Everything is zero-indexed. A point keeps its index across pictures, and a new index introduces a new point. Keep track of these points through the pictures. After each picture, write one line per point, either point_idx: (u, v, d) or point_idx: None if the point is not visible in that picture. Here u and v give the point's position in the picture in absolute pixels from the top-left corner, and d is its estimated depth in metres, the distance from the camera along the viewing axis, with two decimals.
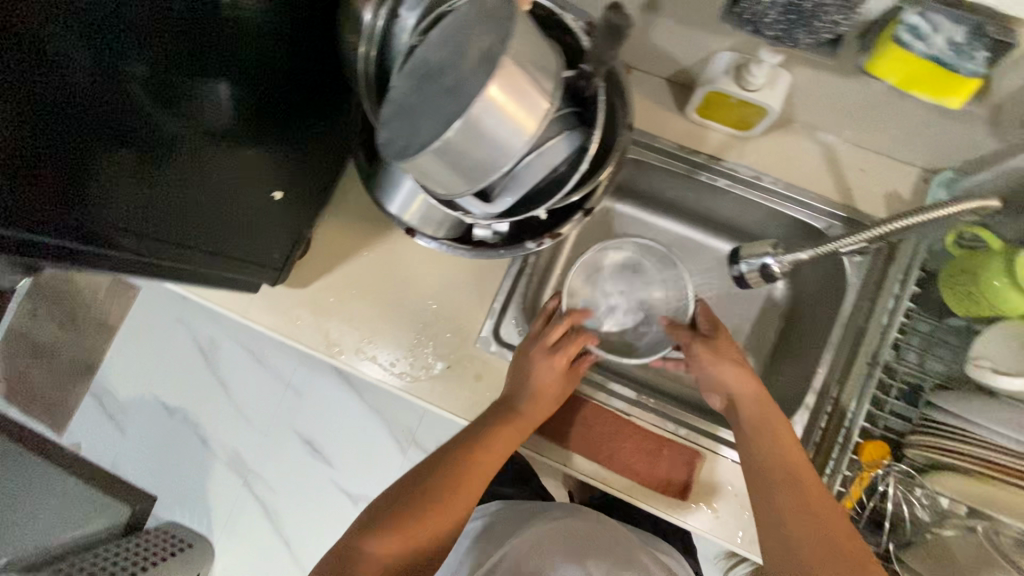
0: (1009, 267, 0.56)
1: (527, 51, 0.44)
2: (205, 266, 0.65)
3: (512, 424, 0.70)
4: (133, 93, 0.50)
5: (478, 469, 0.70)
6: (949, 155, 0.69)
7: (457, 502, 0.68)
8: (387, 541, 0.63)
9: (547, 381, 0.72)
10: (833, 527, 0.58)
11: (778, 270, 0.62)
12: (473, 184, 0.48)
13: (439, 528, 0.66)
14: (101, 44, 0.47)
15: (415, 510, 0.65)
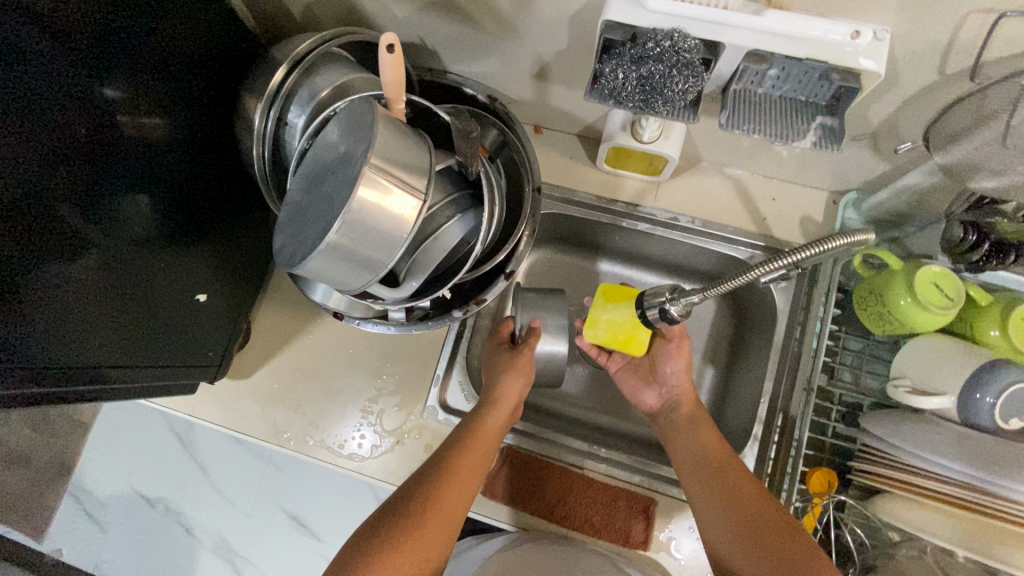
0: (909, 286, 0.58)
1: (392, 153, 0.46)
2: (146, 377, 0.64)
3: (478, 445, 0.63)
4: (66, 216, 0.50)
5: (458, 480, 0.60)
6: (848, 177, 0.71)
7: (442, 515, 0.57)
8: None
9: (511, 392, 0.70)
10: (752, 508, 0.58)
11: (677, 312, 0.59)
12: (366, 278, 0.49)
13: (428, 552, 0.54)
14: (38, 174, 0.47)
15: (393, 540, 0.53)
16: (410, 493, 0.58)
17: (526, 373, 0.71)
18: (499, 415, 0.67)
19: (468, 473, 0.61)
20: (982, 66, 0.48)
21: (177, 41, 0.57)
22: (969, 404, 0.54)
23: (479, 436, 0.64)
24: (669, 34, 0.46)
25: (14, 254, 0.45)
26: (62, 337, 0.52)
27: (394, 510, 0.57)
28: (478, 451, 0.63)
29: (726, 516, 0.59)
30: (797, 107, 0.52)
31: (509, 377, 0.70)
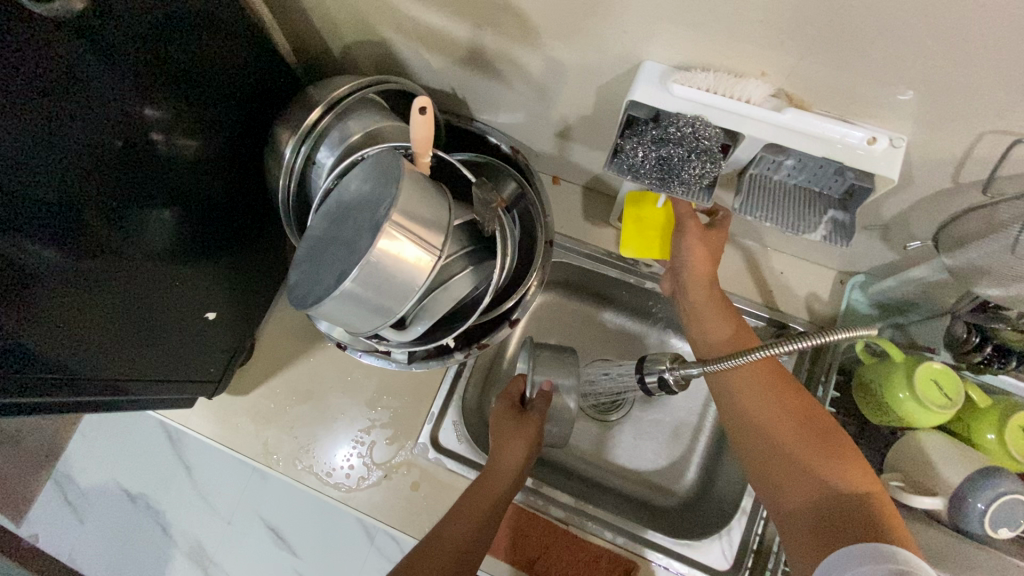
0: (908, 381, 0.58)
1: (412, 208, 0.47)
2: (146, 387, 0.64)
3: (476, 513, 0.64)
4: (96, 225, 0.51)
5: (449, 554, 0.60)
6: (857, 261, 0.72)
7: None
8: None
9: (513, 456, 0.69)
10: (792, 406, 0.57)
11: (675, 380, 0.59)
12: (373, 321, 0.50)
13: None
14: (80, 184, 0.49)
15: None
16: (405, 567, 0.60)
17: (529, 439, 0.70)
18: (500, 482, 0.67)
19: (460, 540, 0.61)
20: (994, 179, 0.48)
21: (220, 70, 0.60)
22: (960, 509, 0.53)
23: (475, 505, 0.65)
24: (691, 121, 0.48)
25: (44, 258, 0.47)
26: (77, 341, 0.53)
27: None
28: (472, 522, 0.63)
29: (766, 416, 0.57)
30: (809, 198, 0.53)
31: (510, 444, 0.69)
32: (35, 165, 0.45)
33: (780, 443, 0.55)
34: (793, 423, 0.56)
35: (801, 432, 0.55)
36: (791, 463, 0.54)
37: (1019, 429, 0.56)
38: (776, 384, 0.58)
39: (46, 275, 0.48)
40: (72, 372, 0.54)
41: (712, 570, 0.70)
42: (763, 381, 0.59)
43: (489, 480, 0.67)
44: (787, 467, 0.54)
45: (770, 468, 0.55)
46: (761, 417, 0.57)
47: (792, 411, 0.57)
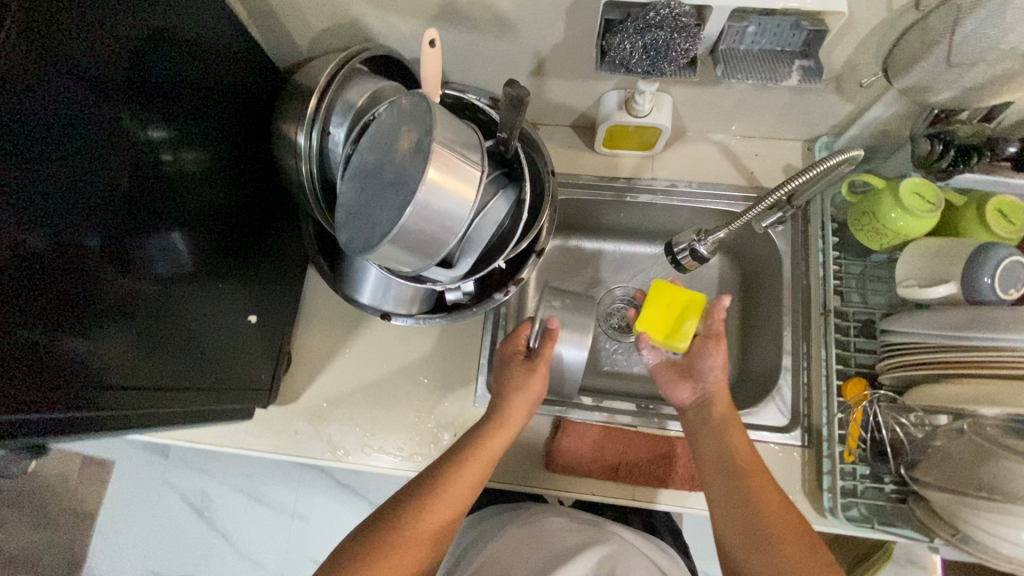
0: (898, 199, 0.66)
1: (449, 135, 0.50)
2: (202, 406, 0.65)
3: (480, 462, 0.65)
4: (116, 261, 0.52)
5: (443, 499, 0.62)
6: (818, 124, 0.81)
7: (427, 534, 0.60)
8: None
9: (515, 415, 0.69)
10: (762, 489, 0.62)
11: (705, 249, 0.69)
12: (435, 255, 0.53)
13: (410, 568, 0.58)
14: (97, 219, 0.49)
15: (365, 554, 0.57)
16: (389, 510, 0.61)
17: (536, 394, 0.71)
18: (504, 437, 0.68)
19: (464, 493, 0.63)
20: None
21: (210, 78, 0.61)
22: (973, 286, 0.61)
23: (478, 455, 0.65)
24: (666, 3, 0.53)
25: (75, 301, 0.47)
26: (115, 386, 0.52)
27: (375, 521, 0.61)
28: (476, 470, 0.64)
29: (742, 506, 0.61)
30: (776, 57, 0.60)
31: (516, 397, 0.70)
32: (49, 204, 0.44)
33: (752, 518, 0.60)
34: (771, 506, 0.60)
35: (774, 511, 0.60)
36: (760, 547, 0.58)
37: (996, 211, 0.64)
38: (760, 480, 0.62)
39: (65, 320, 0.47)
40: (131, 410, 0.54)
41: (775, 429, 0.76)
42: (752, 469, 0.63)
43: (492, 432, 0.67)
44: (759, 549, 0.59)
45: (738, 540, 0.60)
46: (733, 499, 0.62)
47: (765, 494, 0.61)
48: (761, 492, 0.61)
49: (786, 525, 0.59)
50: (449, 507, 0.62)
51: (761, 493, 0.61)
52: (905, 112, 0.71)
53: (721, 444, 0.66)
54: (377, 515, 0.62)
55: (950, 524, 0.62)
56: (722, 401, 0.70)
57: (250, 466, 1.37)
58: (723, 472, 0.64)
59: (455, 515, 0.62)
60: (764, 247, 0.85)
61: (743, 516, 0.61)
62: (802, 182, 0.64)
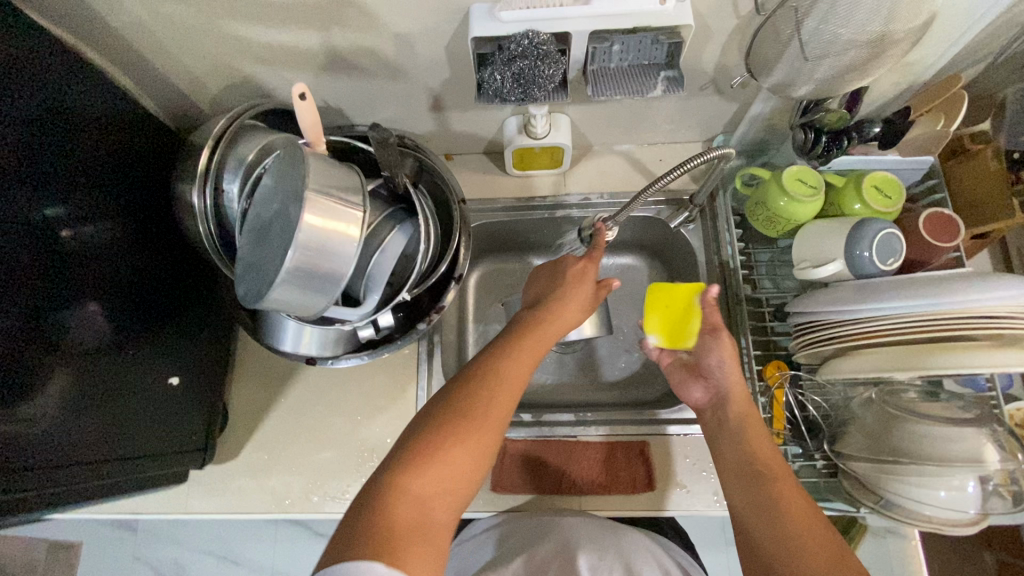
0: (782, 187, 0.69)
1: (324, 180, 0.52)
2: (126, 474, 0.64)
3: (526, 355, 0.61)
4: (17, 343, 0.51)
5: (509, 386, 0.58)
6: (712, 124, 0.85)
7: (491, 424, 0.55)
8: (432, 473, 0.51)
9: (581, 295, 0.68)
10: (789, 495, 0.57)
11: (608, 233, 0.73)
12: (330, 295, 0.54)
13: (481, 453, 0.54)
14: None
15: (442, 439, 0.53)
16: (458, 391, 0.57)
17: (579, 300, 0.68)
18: (564, 318, 0.66)
19: (524, 369, 0.60)
20: (763, 4, 0.61)
21: (104, 153, 0.62)
22: (855, 262, 0.66)
23: (527, 349, 0.62)
24: (525, 35, 0.57)
25: None
26: (30, 466, 0.52)
27: (435, 410, 0.56)
28: (525, 351, 0.62)
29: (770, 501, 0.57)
30: (644, 71, 0.64)
31: (572, 288, 0.68)
32: None
33: (775, 515, 0.56)
34: (802, 510, 0.55)
35: (804, 518, 0.55)
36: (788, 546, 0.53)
37: (870, 188, 0.69)
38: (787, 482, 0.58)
39: None
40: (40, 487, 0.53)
41: None
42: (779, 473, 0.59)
43: (545, 324, 0.65)
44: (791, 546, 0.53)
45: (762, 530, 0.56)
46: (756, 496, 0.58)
47: (798, 503, 0.56)
48: (788, 495, 0.57)
49: (816, 531, 0.54)
50: (512, 395, 0.58)
51: (783, 489, 0.58)
52: (782, 106, 0.75)
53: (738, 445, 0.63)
54: (431, 406, 0.56)
55: (874, 492, 0.64)
56: (739, 398, 0.66)
57: (220, 529, 1.33)
58: (741, 472, 0.61)
59: (514, 403, 0.58)
60: (680, 246, 0.88)
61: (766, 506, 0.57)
62: (671, 183, 0.70)
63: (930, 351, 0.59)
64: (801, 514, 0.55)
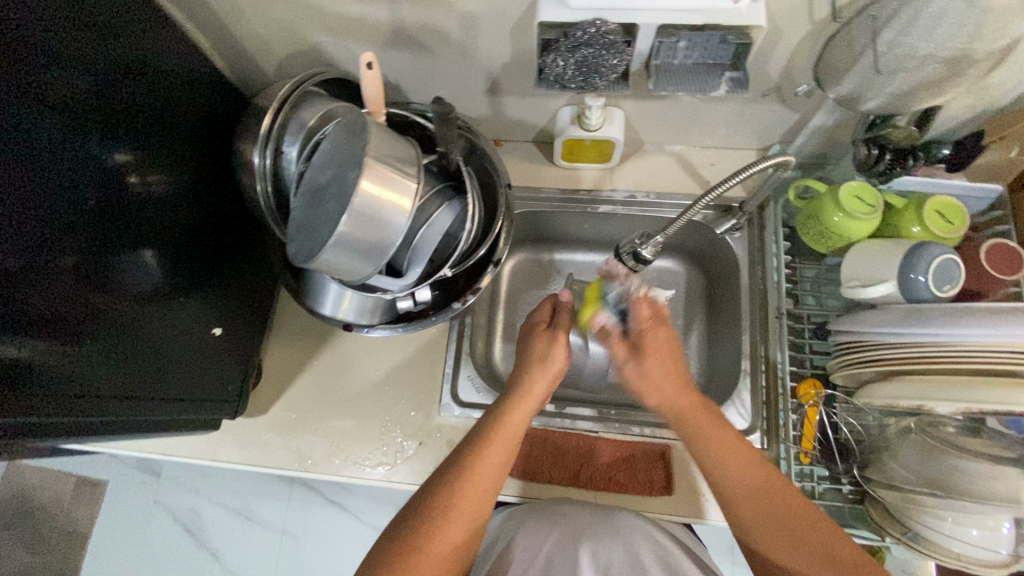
0: (838, 203, 0.68)
1: (382, 150, 0.53)
2: (168, 414, 0.67)
3: (516, 419, 0.67)
4: (78, 281, 0.54)
5: (479, 477, 0.62)
6: (769, 133, 0.83)
7: (462, 518, 0.60)
8: (439, 535, 0.58)
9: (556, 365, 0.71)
10: (747, 467, 0.60)
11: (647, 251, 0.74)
12: (377, 263, 0.55)
13: (451, 547, 0.58)
14: (57, 239, 0.51)
15: (422, 535, 0.58)
16: (436, 486, 0.61)
17: (553, 373, 0.71)
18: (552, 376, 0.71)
19: (517, 429, 0.67)
20: (839, 10, 0.59)
21: (173, 106, 0.64)
22: (908, 286, 0.64)
23: (500, 433, 0.65)
24: (593, 23, 0.56)
25: (35, 317, 0.50)
26: (88, 395, 0.55)
27: (417, 506, 0.61)
28: (517, 414, 0.68)
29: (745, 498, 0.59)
30: (708, 70, 0.63)
31: (552, 353, 0.72)
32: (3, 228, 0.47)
33: (753, 500, 0.58)
34: (774, 491, 0.58)
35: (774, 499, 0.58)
36: (788, 535, 0.56)
37: (931, 211, 0.66)
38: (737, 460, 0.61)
39: (24, 333, 0.49)
40: (90, 416, 0.56)
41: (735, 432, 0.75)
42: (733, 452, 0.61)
43: (520, 402, 0.68)
44: (791, 534, 0.56)
45: (758, 527, 0.57)
46: (722, 487, 0.61)
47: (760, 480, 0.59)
48: (755, 475, 0.60)
49: (795, 512, 0.57)
50: (484, 485, 0.62)
51: (770, 479, 0.59)
52: (846, 119, 0.73)
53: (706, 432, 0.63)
54: (417, 498, 0.61)
55: (901, 522, 0.63)
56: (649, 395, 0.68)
57: (239, 484, 1.38)
58: (719, 462, 0.61)
59: (487, 496, 0.62)
60: (723, 253, 0.87)
61: (751, 498, 0.59)
62: (723, 190, 0.68)
63: (979, 384, 0.56)
64: (792, 503, 0.57)
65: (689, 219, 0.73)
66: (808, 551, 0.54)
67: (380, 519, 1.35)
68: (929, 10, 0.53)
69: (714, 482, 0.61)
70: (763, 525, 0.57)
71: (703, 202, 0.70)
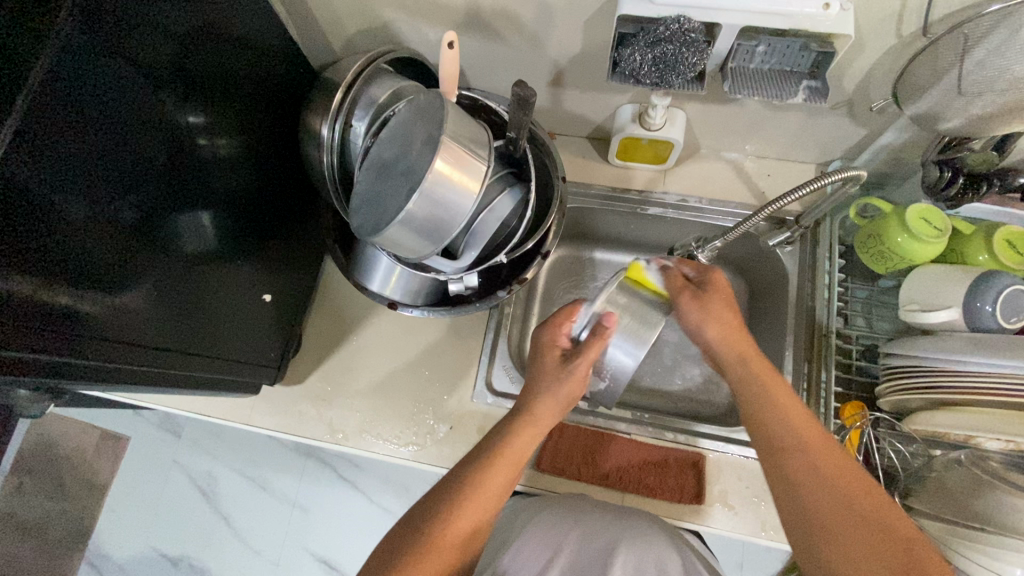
0: (903, 224, 0.66)
1: (457, 130, 0.53)
2: (211, 371, 0.68)
3: (549, 410, 0.66)
4: (144, 232, 0.54)
5: (480, 502, 0.59)
6: (831, 147, 0.82)
7: (479, 509, 0.58)
8: (457, 523, 0.57)
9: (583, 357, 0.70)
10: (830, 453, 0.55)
11: (702, 256, 0.74)
12: (439, 242, 0.55)
13: (449, 566, 0.56)
14: (128, 188, 0.52)
15: (411, 551, 0.55)
16: (436, 504, 0.59)
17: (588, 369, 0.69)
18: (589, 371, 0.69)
19: (543, 422, 0.65)
20: (930, 25, 0.58)
21: (246, 71, 0.65)
22: (973, 314, 0.62)
23: (526, 427, 0.64)
24: (676, 19, 0.56)
25: (99, 264, 0.50)
26: (138, 345, 0.56)
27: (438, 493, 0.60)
28: (551, 405, 0.66)
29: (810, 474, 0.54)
30: (784, 77, 0.62)
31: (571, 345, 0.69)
32: (82, 174, 0.47)
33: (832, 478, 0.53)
34: (842, 467, 0.54)
35: (839, 472, 0.54)
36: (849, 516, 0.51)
37: (1002, 241, 0.65)
38: (821, 442, 0.56)
39: (85, 279, 0.49)
40: (136, 366, 0.57)
41: None
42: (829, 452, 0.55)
43: (527, 423, 0.65)
44: (845, 514, 0.51)
45: (823, 512, 0.52)
46: (800, 472, 0.55)
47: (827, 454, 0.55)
48: (828, 455, 0.55)
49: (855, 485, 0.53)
50: (482, 510, 0.59)
51: (856, 504, 0.51)
52: (917, 139, 0.71)
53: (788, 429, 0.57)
54: (435, 488, 0.61)
55: (942, 555, 0.61)
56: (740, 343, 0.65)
57: (256, 452, 1.40)
58: (777, 447, 0.57)
59: (505, 491, 0.61)
60: (771, 266, 0.85)
61: (836, 500, 0.52)
62: (786, 203, 0.67)
63: None
64: (860, 510, 0.51)
65: (746, 229, 0.71)
66: (869, 544, 0.49)
67: (390, 501, 1.36)
68: None
69: (800, 492, 0.54)
70: (828, 506, 0.52)
71: (765, 212, 0.69)
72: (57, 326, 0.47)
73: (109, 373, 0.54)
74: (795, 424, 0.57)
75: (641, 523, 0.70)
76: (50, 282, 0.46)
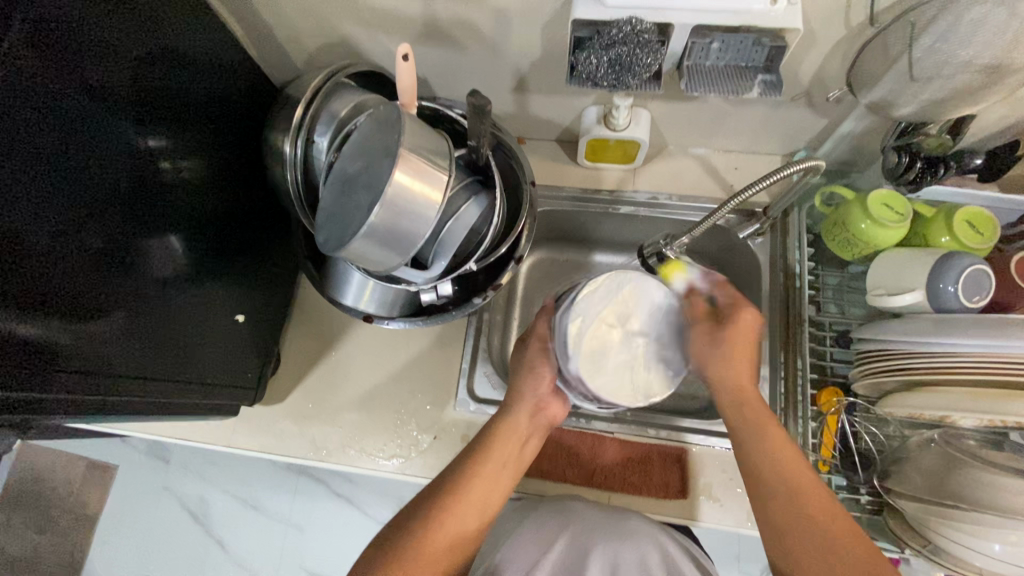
0: (865, 211, 0.67)
1: (416, 142, 0.53)
2: (189, 398, 0.67)
3: (512, 440, 0.64)
4: (111, 261, 0.54)
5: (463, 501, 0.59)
6: (795, 138, 0.83)
7: (448, 538, 0.58)
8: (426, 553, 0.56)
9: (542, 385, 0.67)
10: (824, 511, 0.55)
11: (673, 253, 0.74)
12: (405, 254, 0.55)
13: None
14: (90, 217, 0.51)
15: (407, 551, 0.56)
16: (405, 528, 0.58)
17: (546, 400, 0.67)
18: (551, 402, 0.67)
19: (507, 451, 0.64)
20: (877, 14, 0.59)
21: (207, 93, 0.65)
22: (937, 295, 0.63)
23: (491, 456, 0.63)
24: (628, 21, 0.56)
25: (65, 296, 0.49)
26: (111, 377, 0.56)
27: (406, 517, 0.59)
28: (513, 436, 0.65)
29: (788, 509, 0.56)
30: (740, 72, 0.63)
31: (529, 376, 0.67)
32: (40, 205, 0.46)
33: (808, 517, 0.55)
34: (824, 505, 0.55)
35: (805, 523, 0.55)
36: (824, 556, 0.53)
37: (961, 221, 0.66)
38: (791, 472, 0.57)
39: (52, 314, 0.48)
40: (112, 397, 0.56)
41: None
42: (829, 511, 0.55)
43: (506, 430, 0.65)
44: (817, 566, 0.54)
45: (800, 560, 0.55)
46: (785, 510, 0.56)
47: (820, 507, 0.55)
48: (812, 509, 0.55)
49: (836, 528, 0.54)
50: (473, 510, 0.60)
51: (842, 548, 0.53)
52: (876, 127, 0.73)
53: (767, 452, 0.59)
54: (406, 513, 0.60)
55: (921, 534, 0.62)
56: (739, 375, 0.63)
57: (246, 473, 1.38)
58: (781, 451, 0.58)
59: (476, 520, 0.60)
60: (745, 257, 0.86)
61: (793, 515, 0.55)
62: (751, 195, 0.67)
63: (1001, 397, 0.57)
64: (831, 545, 0.53)
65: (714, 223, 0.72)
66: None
67: (384, 514, 1.35)
68: (970, 16, 0.52)
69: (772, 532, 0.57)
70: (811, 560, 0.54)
71: (732, 205, 0.69)
72: (29, 362, 0.47)
73: (86, 406, 0.54)
74: (788, 461, 0.58)
75: (626, 521, 0.70)
76: (19, 318, 0.46)
